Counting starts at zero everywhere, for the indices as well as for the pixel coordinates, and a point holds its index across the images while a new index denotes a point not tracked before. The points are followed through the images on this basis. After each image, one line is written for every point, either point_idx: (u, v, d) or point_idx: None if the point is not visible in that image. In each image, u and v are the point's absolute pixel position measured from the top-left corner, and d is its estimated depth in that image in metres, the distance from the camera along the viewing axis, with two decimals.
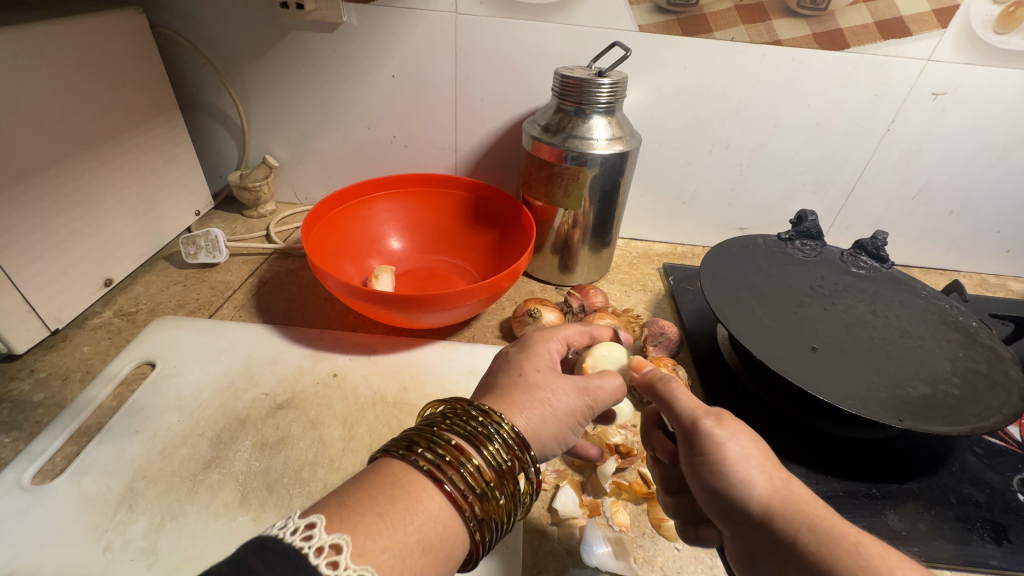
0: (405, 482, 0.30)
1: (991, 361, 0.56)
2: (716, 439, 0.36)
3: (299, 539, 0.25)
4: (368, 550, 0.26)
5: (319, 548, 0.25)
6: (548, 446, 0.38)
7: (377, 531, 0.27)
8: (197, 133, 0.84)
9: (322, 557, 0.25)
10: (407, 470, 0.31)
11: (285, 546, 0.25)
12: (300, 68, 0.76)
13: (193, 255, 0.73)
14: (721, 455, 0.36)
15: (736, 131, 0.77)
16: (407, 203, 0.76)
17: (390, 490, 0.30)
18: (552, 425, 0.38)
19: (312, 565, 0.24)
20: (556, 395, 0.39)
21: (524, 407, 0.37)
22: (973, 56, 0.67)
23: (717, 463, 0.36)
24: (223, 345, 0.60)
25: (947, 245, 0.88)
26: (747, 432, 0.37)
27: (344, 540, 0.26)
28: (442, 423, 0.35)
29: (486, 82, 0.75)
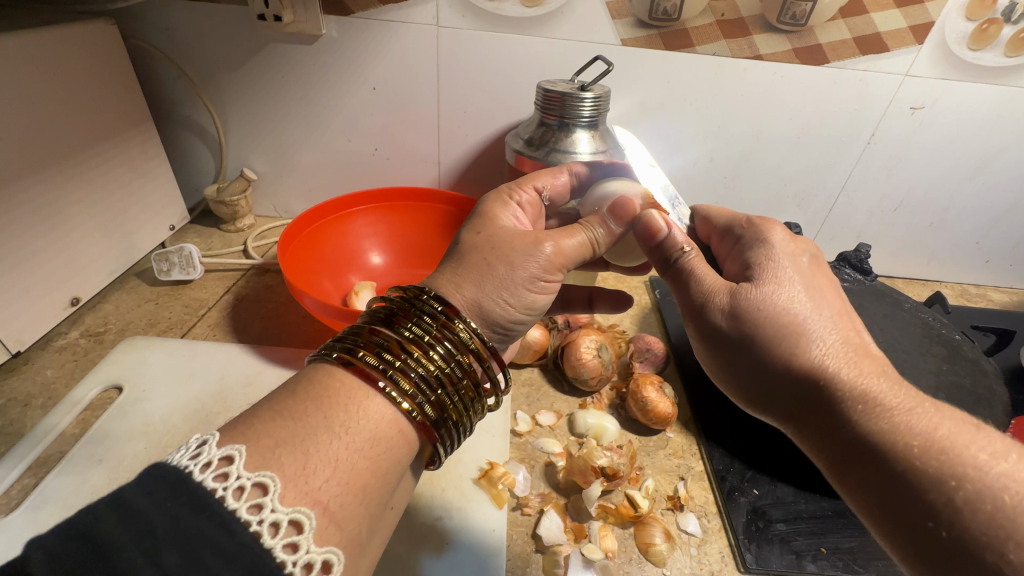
0: (335, 383, 0.31)
1: (974, 376, 0.56)
2: (758, 328, 0.36)
3: (186, 458, 0.25)
4: (269, 458, 0.26)
5: (207, 464, 0.25)
6: (507, 312, 0.38)
7: (285, 439, 0.28)
8: (172, 145, 0.82)
9: (207, 472, 0.25)
10: (338, 372, 0.32)
11: (172, 467, 0.25)
12: (279, 80, 0.75)
13: (166, 272, 0.70)
14: (751, 351, 0.36)
15: (719, 144, 0.77)
16: (388, 217, 0.75)
17: (316, 394, 0.30)
18: (498, 290, 0.37)
19: (196, 481, 0.24)
20: (506, 253, 0.38)
21: (468, 282, 0.37)
22: (949, 72, 0.68)
23: (750, 360, 0.37)
24: (195, 366, 0.58)
25: (928, 256, 0.89)
26: (793, 303, 0.36)
27: (236, 451, 0.26)
28: (386, 321, 0.35)
29: (468, 94, 0.74)
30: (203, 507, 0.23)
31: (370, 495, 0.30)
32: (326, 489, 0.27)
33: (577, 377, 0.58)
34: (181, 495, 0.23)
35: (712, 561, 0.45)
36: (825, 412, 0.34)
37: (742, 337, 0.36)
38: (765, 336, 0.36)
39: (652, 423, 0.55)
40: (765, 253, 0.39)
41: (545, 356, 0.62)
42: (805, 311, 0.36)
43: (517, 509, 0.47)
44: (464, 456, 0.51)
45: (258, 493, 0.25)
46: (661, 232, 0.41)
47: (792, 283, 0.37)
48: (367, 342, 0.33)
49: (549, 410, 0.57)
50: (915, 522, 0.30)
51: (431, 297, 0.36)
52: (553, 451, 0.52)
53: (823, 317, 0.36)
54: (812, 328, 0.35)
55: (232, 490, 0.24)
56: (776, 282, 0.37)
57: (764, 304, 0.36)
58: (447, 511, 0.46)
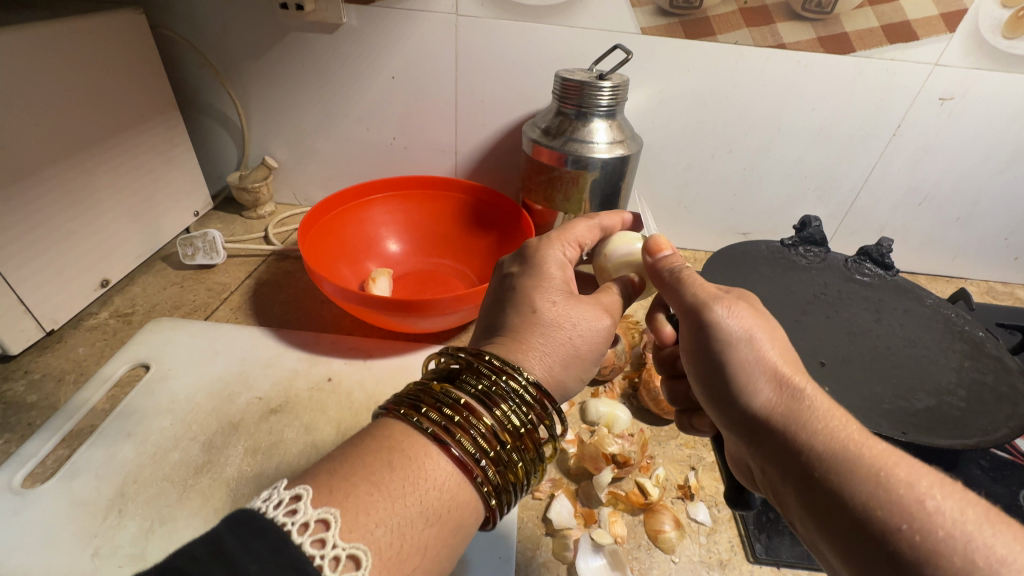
0: (430, 463, 0.31)
1: (998, 373, 0.54)
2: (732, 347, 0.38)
3: (283, 514, 0.26)
4: (359, 525, 0.27)
5: (304, 525, 0.26)
6: (570, 380, 0.41)
7: (378, 512, 0.28)
8: (197, 134, 0.84)
9: (305, 535, 0.25)
10: (431, 450, 0.32)
11: (268, 522, 0.25)
12: (300, 68, 0.76)
13: (191, 256, 0.72)
14: (739, 353, 0.37)
15: (740, 135, 0.76)
16: (406, 206, 0.76)
17: (409, 473, 0.30)
18: (571, 364, 0.40)
19: (296, 545, 0.25)
20: (579, 333, 0.40)
21: (546, 357, 0.39)
22: (982, 61, 0.66)
23: (735, 362, 0.37)
24: (218, 348, 0.60)
25: (953, 252, 0.86)
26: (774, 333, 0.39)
27: (332, 515, 0.27)
28: (479, 396, 0.35)
29: (487, 84, 0.74)
30: (304, 574, 0.24)
31: (441, 570, 0.31)
32: (406, 566, 0.28)
33: None
34: (282, 558, 0.24)
35: (721, 550, 0.45)
36: (794, 422, 0.34)
37: (738, 337, 0.38)
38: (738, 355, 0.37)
39: (663, 413, 0.55)
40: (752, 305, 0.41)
41: None
42: (781, 339, 0.38)
43: (528, 493, 0.48)
44: None
45: (352, 566, 0.26)
46: (665, 250, 0.45)
47: (773, 323, 0.40)
48: (461, 419, 0.33)
49: None
50: (876, 527, 0.28)
51: (528, 381, 0.36)
52: (564, 438, 0.53)
53: (787, 348, 0.38)
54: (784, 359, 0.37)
55: (329, 560, 0.25)
56: (766, 317, 0.40)
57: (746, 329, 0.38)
58: None
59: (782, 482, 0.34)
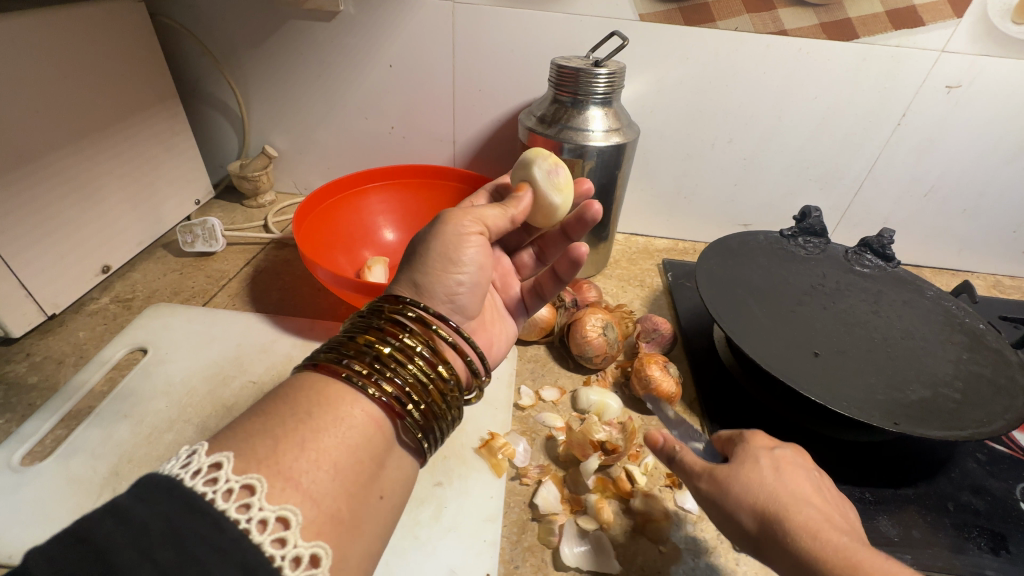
0: (301, 380, 0.34)
1: (997, 365, 0.53)
2: (718, 498, 0.36)
3: (178, 467, 0.27)
4: (253, 458, 0.28)
5: (197, 470, 0.27)
6: (447, 281, 0.41)
7: (267, 440, 0.29)
8: (199, 123, 0.85)
9: (199, 477, 0.26)
10: (304, 372, 0.35)
11: (164, 475, 0.26)
12: (299, 56, 0.76)
13: (190, 243, 0.73)
14: (726, 509, 0.36)
15: (740, 124, 0.75)
16: (403, 195, 0.76)
17: (286, 393, 0.33)
18: (432, 262, 0.41)
19: (187, 487, 0.26)
20: (430, 235, 0.42)
21: (410, 269, 0.41)
22: (990, 47, 0.65)
23: (727, 515, 0.36)
24: (214, 333, 0.61)
25: (959, 245, 0.85)
26: (764, 472, 0.36)
27: (256, 481, 0.27)
28: (349, 326, 0.38)
29: (484, 72, 0.74)
30: (198, 512, 0.25)
31: (345, 472, 0.31)
32: (306, 478, 0.29)
33: (582, 355, 0.58)
34: (174, 497, 0.25)
35: (708, 538, 0.45)
36: (793, 565, 0.32)
37: (721, 498, 0.36)
38: (727, 506, 0.36)
39: (655, 402, 0.55)
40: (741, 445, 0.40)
41: (552, 334, 0.63)
42: (769, 475, 0.36)
43: (516, 479, 0.48)
44: (466, 427, 0.52)
45: (246, 493, 0.26)
46: (659, 439, 0.41)
47: (760, 457, 0.38)
48: (330, 344, 0.37)
49: (552, 385, 0.58)
50: None
51: (384, 297, 0.40)
52: (554, 425, 0.53)
53: (780, 479, 0.36)
54: (769, 491, 0.35)
55: (219, 491, 0.26)
56: (747, 457, 0.38)
57: (724, 475, 0.37)
58: (446, 478, 0.48)
59: None
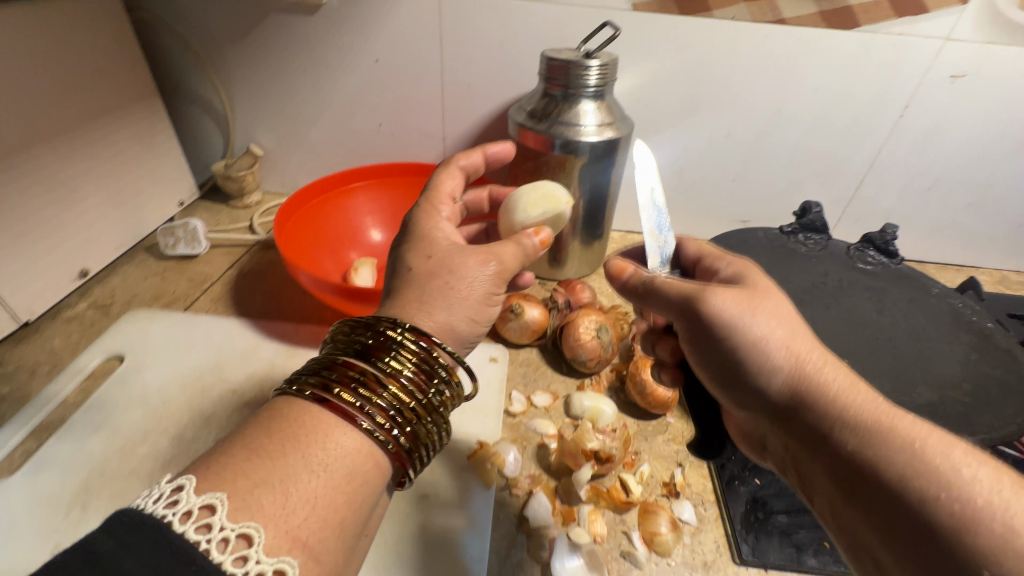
0: (309, 419, 0.31)
1: (1007, 366, 0.51)
2: (739, 323, 0.36)
3: (163, 508, 0.25)
4: (250, 503, 0.26)
5: (186, 513, 0.25)
6: (472, 328, 0.40)
7: (262, 481, 0.27)
8: (182, 122, 0.83)
9: (188, 522, 0.24)
10: (312, 410, 0.31)
11: (147, 515, 0.24)
12: (282, 52, 0.73)
13: (171, 246, 0.71)
14: (738, 342, 0.36)
15: (738, 116, 0.73)
16: (391, 194, 0.74)
17: (293, 435, 0.29)
18: (458, 305, 0.38)
19: (176, 533, 0.24)
20: (457, 271, 0.39)
21: (431, 303, 0.38)
22: (996, 35, 0.62)
23: (738, 350, 0.37)
24: (195, 339, 0.58)
25: (963, 239, 0.83)
26: (774, 308, 0.37)
27: (254, 530, 0.25)
28: (358, 352, 0.35)
29: (473, 66, 0.72)
30: (191, 565, 0.23)
31: (347, 526, 0.29)
32: (301, 523, 0.27)
33: (575, 359, 0.56)
34: (161, 544, 0.23)
35: (706, 551, 0.43)
36: (811, 408, 0.34)
37: (735, 326, 0.36)
38: (749, 332, 0.36)
39: (649, 407, 0.53)
40: (747, 277, 0.40)
41: (544, 337, 0.61)
42: (778, 311, 0.37)
43: (505, 490, 0.46)
44: (455, 434, 0.50)
45: (242, 544, 0.25)
46: (627, 271, 0.43)
47: (767, 293, 0.38)
48: (342, 376, 0.33)
49: (544, 390, 0.56)
50: (904, 506, 0.29)
51: (407, 327, 0.36)
52: (546, 433, 0.51)
53: (785, 314, 0.37)
54: (796, 334, 0.36)
55: (215, 541, 0.24)
56: (758, 293, 0.38)
57: (752, 302, 0.36)
58: (433, 490, 0.46)
59: (809, 457, 0.35)
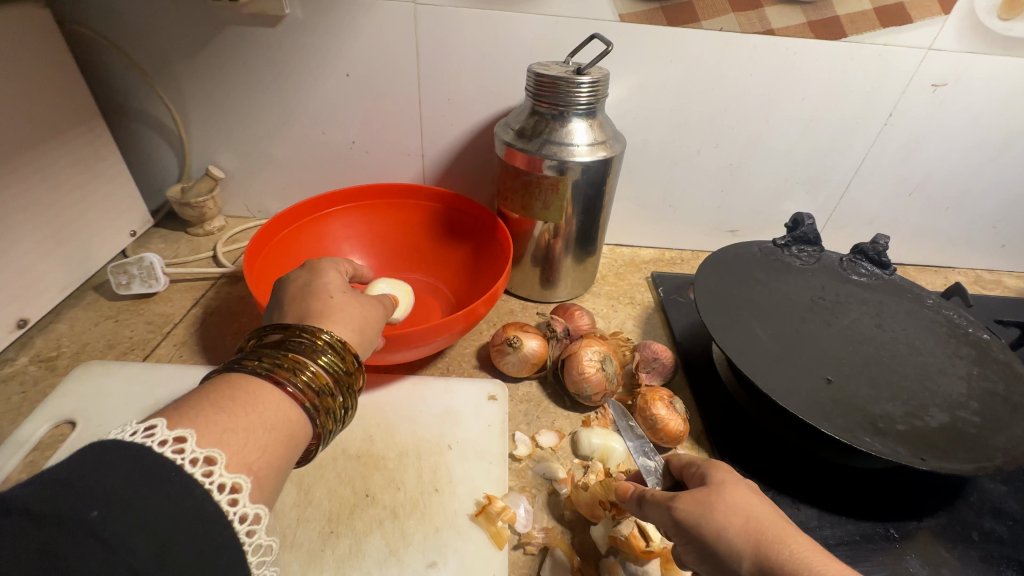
0: (253, 402, 0.30)
1: (1008, 380, 0.51)
2: (701, 521, 0.35)
3: (139, 437, 0.25)
4: (218, 438, 0.27)
5: (190, 459, 0.25)
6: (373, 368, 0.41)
7: (227, 428, 0.28)
8: (130, 143, 0.75)
9: (167, 447, 0.25)
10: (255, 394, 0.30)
11: (142, 454, 0.24)
12: (241, 66, 0.67)
13: (125, 284, 0.64)
14: (704, 523, 0.35)
15: (726, 128, 0.71)
16: (370, 218, 0.69)
17: (241, 413, 0.29)
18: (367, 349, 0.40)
19: (180, 474, 0.25)
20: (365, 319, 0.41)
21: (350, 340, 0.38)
22: (976, 44, 0.63)
23: (705, 534, 0.35)
24: (158, 395, 0.52)
25: (941, 241, 0.84)
26: (741, 495, 0.36)
27: (243, 481, 0.27)
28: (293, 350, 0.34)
29: (452, 80, 0.68)
30: (169, 481, 0.24)
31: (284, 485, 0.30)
32: (255, 456, 0.28)
33: (579, 394, 0.53)
34: (164, 485, 0.24)
35: None
36: None
37: (698, 510, 0.36)
38: (710, 530, 0.34)
39: (662, 441, 0.51)
40: (709, 466, 0.40)
41: (544, 368, 0.58)
42: (744, 496, 0.36)
43: (519, 548, 0.43)
44: (459, 488, 0.46)
45: (235, 490, 0.26)
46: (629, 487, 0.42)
47: (732, 481, 0.38)
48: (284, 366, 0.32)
49: (549, 428, 0.53)
50: None
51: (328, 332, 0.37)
52: (557, 478, 0.48)
53: (753, 499, 0.36)
54: (756, 514, 0.35)
55: (213, 486, 0.25)
56: (723, 481, 0.38)
57: (706, 498, 0.36)
58: (442, 555, 0.42)
59: None
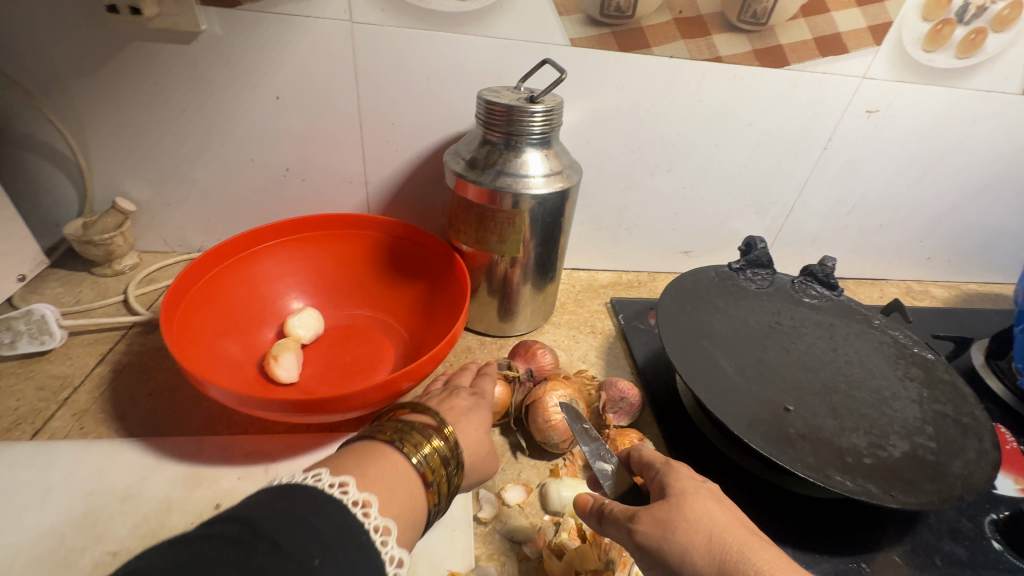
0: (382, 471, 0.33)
1: (955, 400, 0.53)
2: (663, 544, 0.33)
3: (337, 493, 0.30)
4: (386, 503, 0.31)
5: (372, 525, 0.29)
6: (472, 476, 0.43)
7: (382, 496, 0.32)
8: (16, 173, 0.64)
9: (358, 509, 0.30)
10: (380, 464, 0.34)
11: (337, 508, 0.29)
12: (152, 88, 0.59)
13: (10, 343, 0.54)
14: (667, 544, 0.33)
15: (678, 152, 0.71)
16: (309, 252, 0.63)
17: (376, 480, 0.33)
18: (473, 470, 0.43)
19: (366, 538, 0.29)
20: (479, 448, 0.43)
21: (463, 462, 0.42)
22: (904, 74, 0.66)
23: (671, 558, 0.33)
24: (51, 480, 0.44)
25: (876, 256, 0.89)
26: (706, 510, 0.34)
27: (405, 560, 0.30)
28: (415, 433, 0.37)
29: (396, 104, 0.63)
30: (359, 541, 0.28)
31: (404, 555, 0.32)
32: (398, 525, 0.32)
33: (546, 442, 0.50)
34: (354, 542, 0.28)
35: None
36: None
37: (659, 530, 0.33)
38: (671, 551, 0.33)
39: None
40: (669, 476, 0.38)
41: (507, 415, 0.54)
42: (706, 508, 0.34)
43: None
44: (421, 571, 0.41)
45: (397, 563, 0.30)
46: (588, 501, 0.39)
47: (693, 491, 0.36)
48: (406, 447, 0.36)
49: (516, 483, 0.49)
50: None
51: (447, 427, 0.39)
52: (528, 542, 0.44)
53: (713, 510, 0.34)
54: (718, 529, 0.33)
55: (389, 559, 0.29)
56: (685, 493, 0.35)
57: (667, 515, 0.34)
58: None
59: None
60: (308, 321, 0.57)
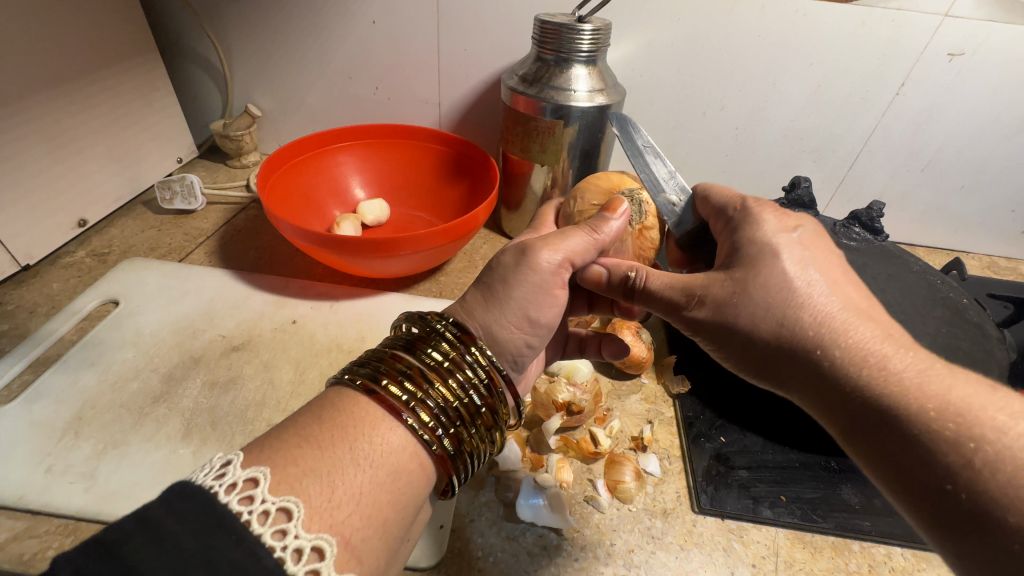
0: (360, 411, 0.32)
1: (975, 339, 0.52)
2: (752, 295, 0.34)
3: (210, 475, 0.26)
4: (297, 482, 0.27)
5: (232, 485, 0.25)
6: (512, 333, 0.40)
7: (310, 467, 0.28)
8: (181, 80, 0.83)
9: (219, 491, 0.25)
10: (361, 401, 0.32)
11: (196, 488, 0.25)
12: (280, 11, 0.74)
13: (169, 201, 0.72)
14: (756, 314, 0.34)
15: (732, 90, 0.73)
16: (382, 156, 0.75)
17: (341, 424, 0.31)
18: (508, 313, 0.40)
19: (222, 504, 0.25)
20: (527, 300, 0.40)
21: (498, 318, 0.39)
22: (996, 13, 0.62)
23: (757, 323, 0.34)
24: (187, 288, 0.60)
25: (954, 223, 0.83)
26: (801, 262, 0.34)
27: (293, 504, 0.26)
28: (409, 348, 0.36)
29: (469, 31, 0.72)
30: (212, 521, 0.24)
31: (389, 527, 0.30)
32: (347, 501, 0.28)
33: None
34: (208, 516, 0.24)
35: (667, 499, 0.45)
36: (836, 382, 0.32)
37: (748, 301, 0.34)
38: (756, 300, 0.34)
39: (627, 366, 0.55)
40: (748, 217, 0.38)
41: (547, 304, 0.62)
42: (798, 266, 0.34)
43: None
44: None
45: (282, 518, 0.25)
46: (603, 277, 0.44)
47: (787, 252, 0.35)
48: (390, 369, 0.34)
49: None
50: (931, 487, 0.28)
51: (453, 328, 0.38)
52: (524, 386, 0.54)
53: (804, 271, 0.34)
54: (809, 288, 0.34)
55: (258, 513, 0.25)
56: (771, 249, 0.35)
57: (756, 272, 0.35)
58: None
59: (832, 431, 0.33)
60: (375, 207, 0.70)
